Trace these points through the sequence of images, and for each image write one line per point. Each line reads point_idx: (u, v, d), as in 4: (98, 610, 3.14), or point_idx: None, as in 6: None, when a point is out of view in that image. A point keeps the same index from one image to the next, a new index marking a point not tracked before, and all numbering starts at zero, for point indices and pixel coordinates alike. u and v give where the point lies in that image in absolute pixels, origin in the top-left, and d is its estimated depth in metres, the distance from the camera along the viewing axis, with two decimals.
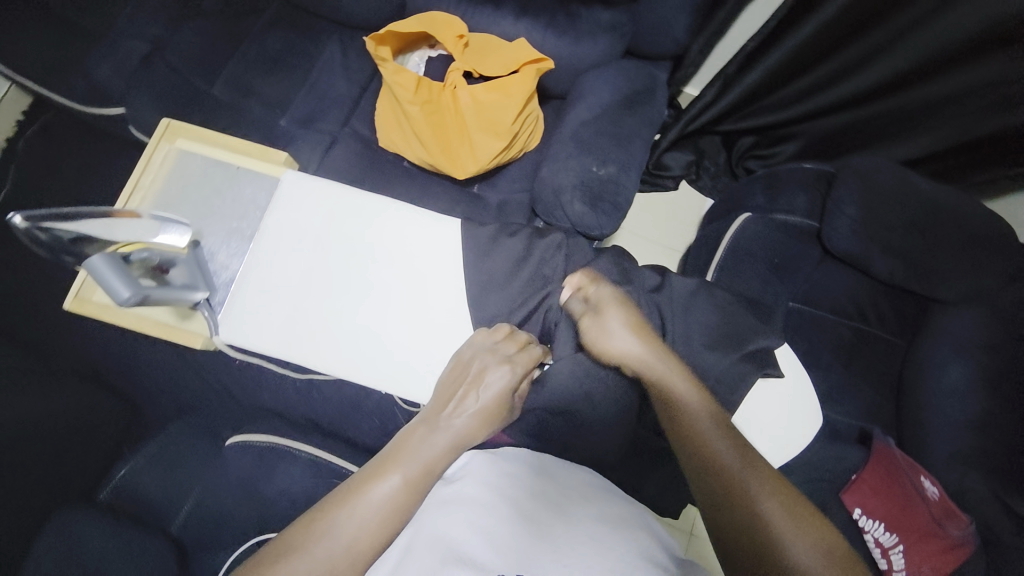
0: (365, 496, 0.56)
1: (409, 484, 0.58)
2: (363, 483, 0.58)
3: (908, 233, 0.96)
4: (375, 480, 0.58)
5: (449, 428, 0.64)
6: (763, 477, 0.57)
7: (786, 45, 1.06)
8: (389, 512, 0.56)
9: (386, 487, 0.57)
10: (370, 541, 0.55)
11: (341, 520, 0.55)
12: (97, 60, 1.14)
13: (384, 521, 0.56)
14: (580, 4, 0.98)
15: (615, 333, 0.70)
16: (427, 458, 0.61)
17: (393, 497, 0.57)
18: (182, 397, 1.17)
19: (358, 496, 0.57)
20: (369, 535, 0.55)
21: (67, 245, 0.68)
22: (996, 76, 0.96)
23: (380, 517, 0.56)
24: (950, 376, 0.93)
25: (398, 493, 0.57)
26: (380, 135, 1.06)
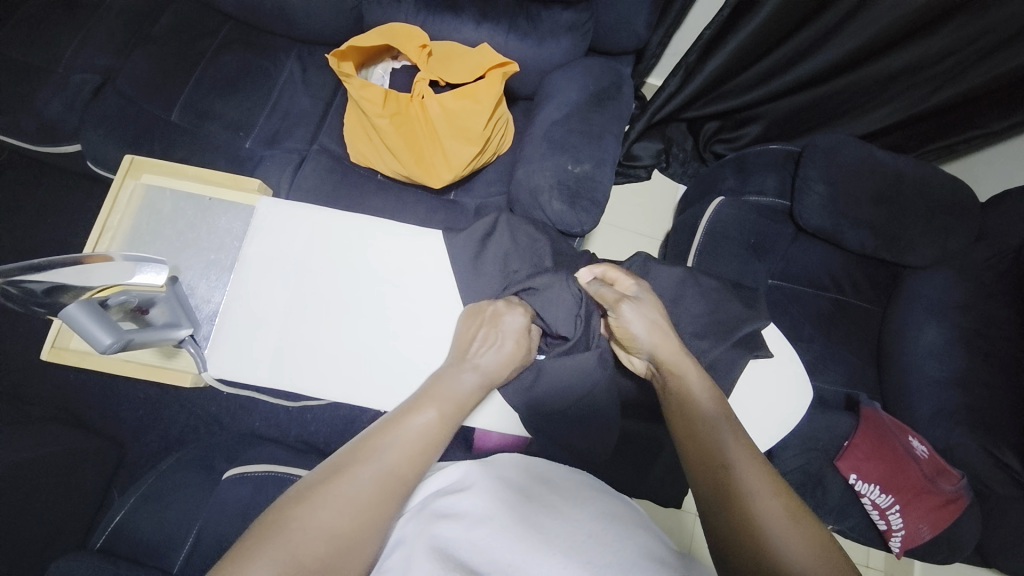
0: (404, 426, 0.58)
1: (442, 415, 0.60)
2: (401, 415, 0.59)
3: (874, 204, 1.00)
4: (413, 412, 0.59)
5: (477, 365, 0.66)
6: (753, 465, 0.57)
7: (741, 33, 1.09)
8: (426, 438, 0.58)
9: (423, 418, 0.59)
10: (411, 462, 0.56)
11: (385, 444, 0.56)
12: (45, 96, 1.09)
13: (423, 449, 0.57)
14: (539, 5, 0.99)
15: (645, 328, 0.68)
16: (461, 394, 0.63)
17: (431, 426, 0.59)
18: (175, 432, 1.19)
19: (397, 425, 0.58)
20: (408, 459, 0.56)
21: (41, 297, 0.65)
22: (942, 48, 1.00)
23: (417, 444, 0.57)
24: (927, 337, 0.97)
25: (434, 423, 0.59)
26: (351, 150, 1.05)
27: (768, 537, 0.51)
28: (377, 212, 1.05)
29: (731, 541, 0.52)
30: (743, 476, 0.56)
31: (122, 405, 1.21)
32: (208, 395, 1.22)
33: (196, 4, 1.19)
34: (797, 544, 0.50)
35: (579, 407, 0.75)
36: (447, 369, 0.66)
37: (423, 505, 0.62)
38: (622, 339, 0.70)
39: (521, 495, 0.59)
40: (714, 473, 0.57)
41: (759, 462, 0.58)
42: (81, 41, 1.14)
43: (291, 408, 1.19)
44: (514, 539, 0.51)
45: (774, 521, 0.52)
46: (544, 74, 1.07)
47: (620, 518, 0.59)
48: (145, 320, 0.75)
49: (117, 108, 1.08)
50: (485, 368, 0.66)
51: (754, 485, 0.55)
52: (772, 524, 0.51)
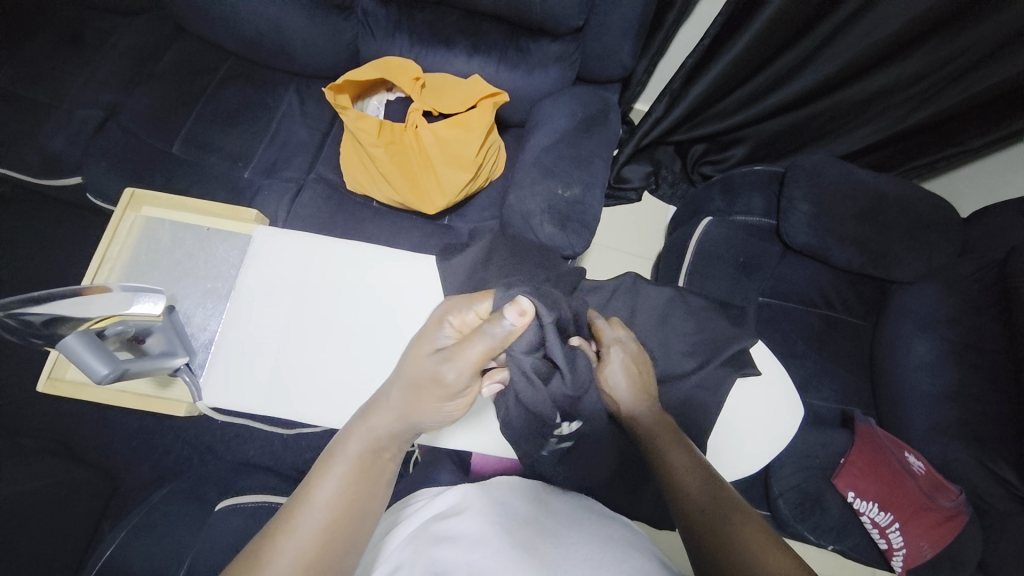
0: (312, 500, 0.53)
1: (355, 472, 0.55)
2: (306, 489, 0.54)
3: (858, 221, 1.02)
4: (317, 481, 0.54)
5: (386, 405, 0.59)
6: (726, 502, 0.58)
7: (722, 60, 1.13)
8: (340, 503, 0.53)
9: (331, 484, 0.54)
10: (332, 534, 0.51)
11: (293, 530, 0.51)
12: (49, 130, 1.12)
13: (339, 519, 0.52)
14: (528, 38, 1.03)
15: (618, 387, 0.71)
16: (375, 439, 0.58)
17: (342, 488, 0.54)
18: (169, 461, 1.18)
19: (303, 503, 0.53)
20: (327, 532, 0.51)
21: (39, 328, 0.67)
22: (915, 71, 1.04)
23: (333, 512, 0.52)
24: (918, 352, 0.98)
25: (347, 483, 0.54)
26: (347, 178, 1.08)
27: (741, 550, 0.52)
28: (372, 238, 1.07)
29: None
30: (712, 501, 0.58)
31: (117, 435, 1.20)
32: (203, 424, 1.21)
33: (199, 41, 1.23)
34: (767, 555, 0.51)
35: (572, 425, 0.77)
36: (359, 422, 0.59)
37: (420, 530, 0.61)
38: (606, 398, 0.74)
39: (517, 519, 0.60)
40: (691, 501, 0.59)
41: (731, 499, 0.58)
42: (85, 78, 1.17)
43: (286, 434, 1.19)
44: (507, 564, 0.51)
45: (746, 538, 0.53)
46: (534, 103, 1.11)
47: (616, 538, 0.60)
48: (141, 350, 0.75)
49: (118, 141, 1.11)
50: (396, 398, 0.59)
51: (725, 506, 0.57)
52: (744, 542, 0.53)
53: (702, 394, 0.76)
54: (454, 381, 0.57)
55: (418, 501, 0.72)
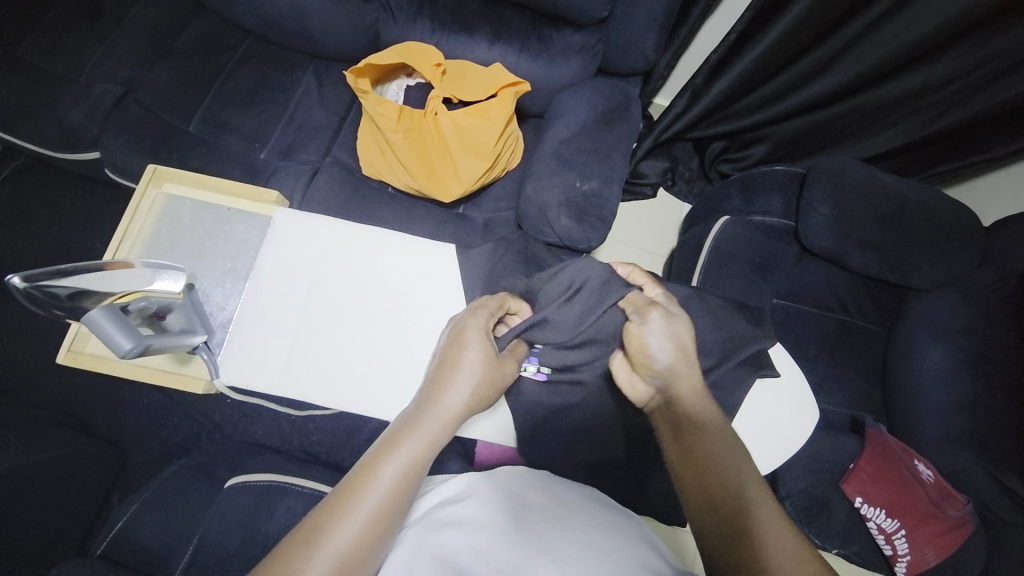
0: (375, 480, 0.52)
1: (419, 459, 0.55)
2: (371, 467, 0.53)
3: (879, 226, 1.01)
4: (384, 459, 0.54)
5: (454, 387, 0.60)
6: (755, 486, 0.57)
7: (748, 56, 1.11)
8: (402, 489, 0.53)
9: (396, 466, 0.54)
10: (387, 518, 0.51)
11: (350, 512, 0.50)
12: (69, 105, 1.12)
13: (397, 504, 0.52)
14: (551, 27, 1.02)
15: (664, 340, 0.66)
16: (437, 429, 0.57)
17: (407, 474, 0.54)
18: (179, 437, 1.20)
19: (366, 482, 0.52)
20: (382, 520, 0.51)
21: (65, 301, 0.68)
22: (945, 74, 1.02)
23: (393, 497, 0.52)
24: (933, 361, 0.97)
25: (411, 470, 0.54)
26: (364, 163, 1.07)
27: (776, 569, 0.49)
28: (387, 224, 1.07)
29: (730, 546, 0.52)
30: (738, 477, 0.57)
31: (128, 410, 1.21)
32: (212, 402, 1.22)
33: (218, 19, 1.22)
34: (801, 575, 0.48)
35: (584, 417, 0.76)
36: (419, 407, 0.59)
37: (425, 516, 0.62)
38: (636, 357, 0.68)
39: (520, 505, 0.60)
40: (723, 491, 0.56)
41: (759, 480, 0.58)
42: (103, 52, 1.17)
43: (294, 417, 1.20)
44: (515, 546, 0.51)
45: (770, 527, 0.53)
46: (554, 93, 1.10)
47: (620, 528, 0.60)
48: (162, 327, 0.75)
49: (136, 117, 1.11)
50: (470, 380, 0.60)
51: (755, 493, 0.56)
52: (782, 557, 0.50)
53: (716, 395, 0.75)
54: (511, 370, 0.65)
55: (426, 488, 0.72)
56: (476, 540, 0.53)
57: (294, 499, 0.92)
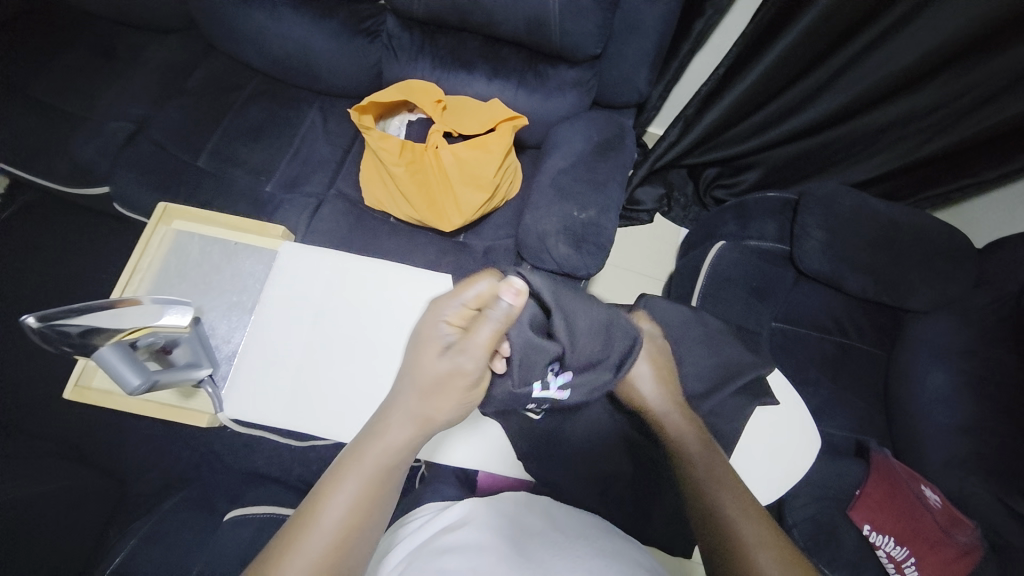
0: (346, 482, 0.57)
1: (367, 489, 0.57)
2: (318, 503, 0.56)
3: (872, 250, 1.03)
4: (329, 493, 0.56)
5: (426, 380, 0.60)
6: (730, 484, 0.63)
7: (736, 89, 1.16)
8: (372, 488, 0.57)
9: (343, 499, 0.56)
10: (338, 546, 0.53)
11: (323, 513, 0.55)
12: (82, 142, 1.16)
13: (367, 502, 0.56)
14: (547, 64, 1.06)
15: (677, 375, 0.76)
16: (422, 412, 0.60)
17: (352, 505, 0.56)
18: (177, 469, 1.19)
19: (314, 517, 0.55)
20: (365, 501, 0.56)
21: (74, 339, 0.70)
22: (927, 103, 1.06)
23: (341, 528, 0.54)
24: (934, 382, 0.97)
25: (358, 503, 0.56)
26: (366, 195, 1.10)
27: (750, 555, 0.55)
28: (388, 253, 1.09)
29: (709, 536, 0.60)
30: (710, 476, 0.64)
31: (128, 442, 1.21)
32: (213, 432, 1.22)
33: (228, 59, 1.27)
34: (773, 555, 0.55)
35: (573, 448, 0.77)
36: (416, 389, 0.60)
37: (426, 543, 0.61)
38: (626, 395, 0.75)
39: (523, 533, 0.59)
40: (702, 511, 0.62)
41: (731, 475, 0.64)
42: (117, 92, 1.22)
43: (294, 447, 1.19)
44: (512, 568, 0.51)
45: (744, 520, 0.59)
46: (551, 125, 1.13)
47: (622, 555, 0.59)
48: (168, 361, 0.77)
49: (148, 153, 1.15)
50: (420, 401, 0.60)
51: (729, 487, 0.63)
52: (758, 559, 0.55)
53: (715, 421, 0.76)
54: (472, 367, 0.60)
55: (422, 517, 0.72)
56: (474, 564, 0.53)
57: None
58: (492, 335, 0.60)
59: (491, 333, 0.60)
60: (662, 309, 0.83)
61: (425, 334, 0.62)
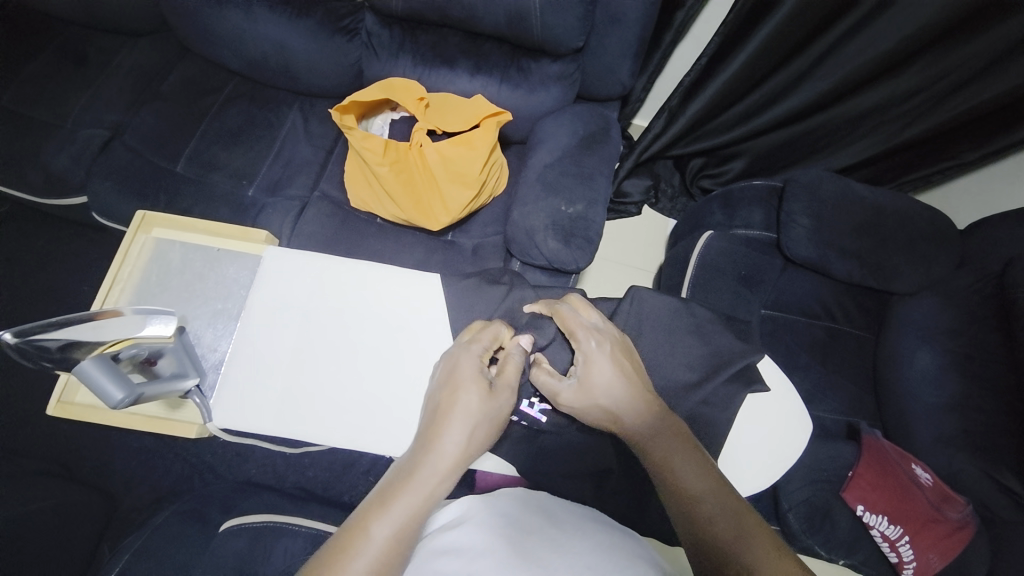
0: (391, 507, 0.54)
1: (413, 516, 0.54)
2: (361, 527, 0.53)
3: (856, 235, 1.04)
4: (373, 517, 0.54)
5: (469, 409, 0.61)
6: (702, 482, 0.59)
7: (718, 79, 1.16)
8: (417, 513, 0.55)
9: (389, 527, 0.53)
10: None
11: (367, 539, 0.52)
12: (55, 151, 1.13)
13: (410, 527, 0.54)
14: (529, 58, 1.05)
15: (609, 374, 0.67)
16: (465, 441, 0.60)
17: (399, 534, 0.53)
18: (169, 481, 1.18)
19: (356, 542, 0.52)
20: (410, 527, 0.54)
21: (53, 353, 0.68)
22: (906, 87, 1.07)
23: (383, 558, 0.51)
24: (921, 362, 0.98)
25: (405, 528, 0.53)
26: (351, 196, 1.09)
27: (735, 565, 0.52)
28: (376, 254, 1.08)
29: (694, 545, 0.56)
30: (684, 476, 0.60)
31: (117, 456, 1.19)
32: (204, 442, 1.20)
33: (203, 62, 1.24)
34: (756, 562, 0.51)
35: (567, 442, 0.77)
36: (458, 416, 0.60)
37: (423, 543, 0.61)
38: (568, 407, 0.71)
39: (520, 530, 0.59)
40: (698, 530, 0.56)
41: (702, 469, 0.60)
42: (88, 99, 1.19)
43: (288, 453, 1.18)
44: (508, 567, 0.51)
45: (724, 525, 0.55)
46: (535, 120, 1.12)
47: (619, 547, 0.60)
48: (153, 373, 0.75)
49: (124, 161, 1.13)
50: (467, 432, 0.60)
51: (703, 486, 0.59)
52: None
53: (709, 410, 0.76)
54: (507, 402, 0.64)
55: None
56: (471, 567, 0.52)
57: (291, 539, 0.91)
58: (517, 367, 0.67)
59: (514, 370, 0.66)
60: (653, 300, 0.83)
61: (454, 370, 0.65)
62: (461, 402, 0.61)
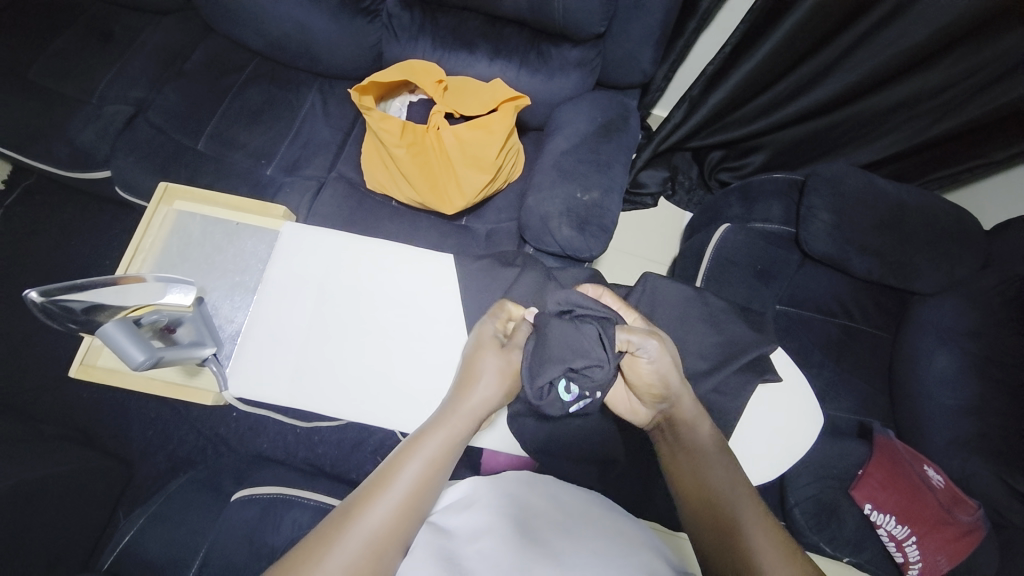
0: (414, 455, 0.58)
1: (438, 460, 0.58)
2: (384, 481, 0.57)
3: (879, 231, 1.02)
4: (397, 473, 0.57)
5: (485, 364, 0.64)
6: (730, 466, 0.63)
7: (742, 69, 1.13)
8: (439, 461, 0.58)
9: (413, 471, 0.57)
10: (403, 522, 0.55)
11: (394, 480, 0.56)
12: (81, 125, 1.15)
13: (432, 474, 0.58)
14: (549, 42, 1.04)
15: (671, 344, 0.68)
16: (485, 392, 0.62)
17: (423, 477, 0.57)
18: (184, 452, 1.21)
19: (380, 493, 0.56)
20: (431, 471, 0.58)
21: (78, 315, 0.71)
22: (939, 81, 1.03)
23: (406, 506, 0.55)
24: (939, 364, 0.96)
25: (426, 471, 0.57)
26: (368, 178, 1.09)
27: (749, 545, 0.56)
28: (391, 236, 1.08)
29: (703, 521, 0.60)
30: (714, 459, 0.63)
31: (135, 425, 1.22)
32: (219, 415, 1.23)
33: (225, 40, 1.25)
34: (770, 550, 0.55)
35: (573, 428, 0.78)
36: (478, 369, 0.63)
37: (432, 518, 0.62)
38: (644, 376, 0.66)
39: (528, 510, 0.60)
40: (710, 509, 0.60)
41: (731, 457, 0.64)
42: (114, 74, 1.21)
43: (299, 429, 1.21)
44: (517, 545, 0.52)
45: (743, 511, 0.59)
46: (553, 107, 1.12)
47: (624, 533, 0.60)
48: (172, 340, 0.77)
49: (147, 136, 1.14)
50: (486, 383, 0.62)
51: (730, 469, 0.63)
52: (765, 565, 0.54)
53: (719, 400, 0.76)
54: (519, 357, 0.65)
55: None
56: (480, 545, 0.54)
57: (299, 510, 0.92)
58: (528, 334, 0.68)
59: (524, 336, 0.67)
60: (667, 290, 0.83)
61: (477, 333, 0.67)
62: (478, 356, 0.64)
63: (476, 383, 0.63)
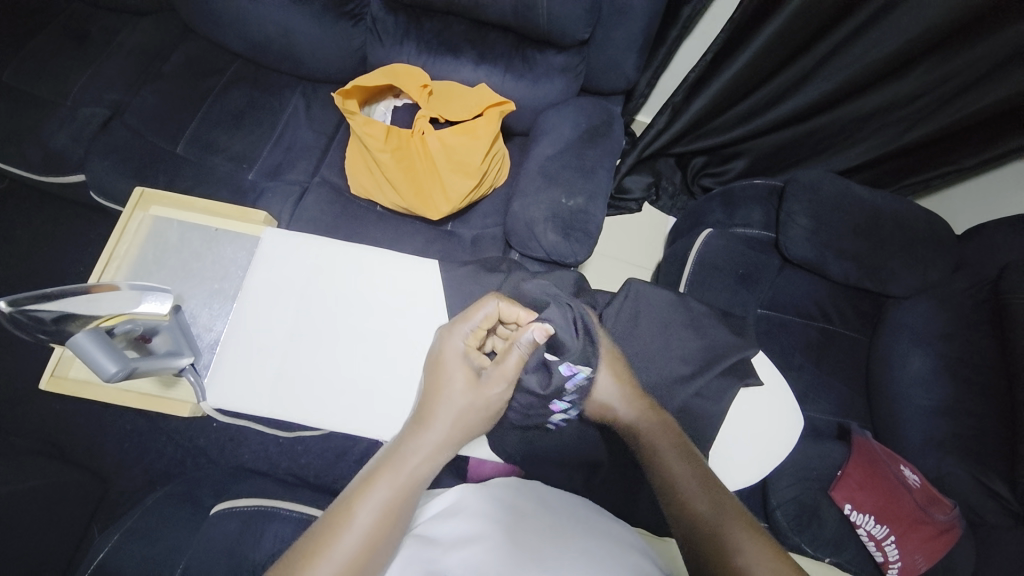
0: (381, 483, 0.55)
1: (406, 487, 0.56)
2: (347, 506, 0.54)
3: (855, 236, 1.04)
4: (360, 498, 0.54)
5: (457, 391, 0.62)
6: (693, 466, 0.63)
7: (723, 76, 1.15)
8: (408, 487, 0.56)
9: (376, 502, 0.54)
10: (370, 554, 0.51)
11: (360, 509, 0.53)
12: (55, 129, 1.12)
13: (403, 500, 0.55)
14: (534, 49, 1.05)
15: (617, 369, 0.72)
16: (461, 417, 0.62)
17: (390, 504, 0.54)
18: (163, 463, 1.18)
19: (343, 524, 0.52)
20: (399, 498, 0.55)
21: (48, 325, 0.68)
22: (911, 90, 1.07)
23: (372, 539, 0.52)
24: (914, 366, 0.99)
25: (394, 499, 0.55)
26: (352, 183, 1.08)
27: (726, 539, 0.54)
28: (375, 242, 1.08)
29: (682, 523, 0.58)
30: (678, 460, 0.64)
31: (111, 437, 1.19)
32: (199, 425, 1.20)
33: (206, 43, 1.23)
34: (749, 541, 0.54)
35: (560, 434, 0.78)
36: (458, 395, 0.62)
37: (419, 531, 0.61)
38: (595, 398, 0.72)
39: (516, 516, 0.60)
40: (683, 510, 0.59)
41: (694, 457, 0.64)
42: (89, 77, 1.18)
43: (282, 439, 1.18)
44: (502, 553, 0.52)
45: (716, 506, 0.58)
46: (538, 112, 1.12)
47: (613, 537, 0.60)
48: (148, 349, 0.75)
49: (124, 140, 1.12)
50: (460, 407, 0.62)
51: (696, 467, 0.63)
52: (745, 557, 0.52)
53: (702, 404, 0.77)
54: (501, 391, 0.64)
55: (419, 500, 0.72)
56: (466, 554, 0.53)
57: (281, 522, 0.91)
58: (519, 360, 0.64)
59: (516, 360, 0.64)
60: (651, 295, 0.84)
61: (449, 356, 0.65)
62: (452, 381, 0.63)
63: (450, 407, 0.62)
